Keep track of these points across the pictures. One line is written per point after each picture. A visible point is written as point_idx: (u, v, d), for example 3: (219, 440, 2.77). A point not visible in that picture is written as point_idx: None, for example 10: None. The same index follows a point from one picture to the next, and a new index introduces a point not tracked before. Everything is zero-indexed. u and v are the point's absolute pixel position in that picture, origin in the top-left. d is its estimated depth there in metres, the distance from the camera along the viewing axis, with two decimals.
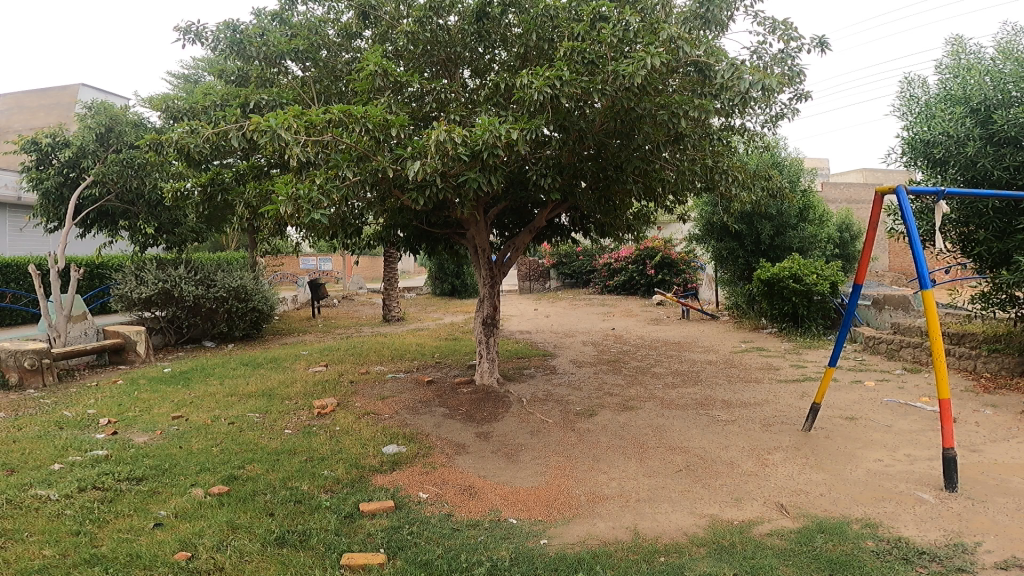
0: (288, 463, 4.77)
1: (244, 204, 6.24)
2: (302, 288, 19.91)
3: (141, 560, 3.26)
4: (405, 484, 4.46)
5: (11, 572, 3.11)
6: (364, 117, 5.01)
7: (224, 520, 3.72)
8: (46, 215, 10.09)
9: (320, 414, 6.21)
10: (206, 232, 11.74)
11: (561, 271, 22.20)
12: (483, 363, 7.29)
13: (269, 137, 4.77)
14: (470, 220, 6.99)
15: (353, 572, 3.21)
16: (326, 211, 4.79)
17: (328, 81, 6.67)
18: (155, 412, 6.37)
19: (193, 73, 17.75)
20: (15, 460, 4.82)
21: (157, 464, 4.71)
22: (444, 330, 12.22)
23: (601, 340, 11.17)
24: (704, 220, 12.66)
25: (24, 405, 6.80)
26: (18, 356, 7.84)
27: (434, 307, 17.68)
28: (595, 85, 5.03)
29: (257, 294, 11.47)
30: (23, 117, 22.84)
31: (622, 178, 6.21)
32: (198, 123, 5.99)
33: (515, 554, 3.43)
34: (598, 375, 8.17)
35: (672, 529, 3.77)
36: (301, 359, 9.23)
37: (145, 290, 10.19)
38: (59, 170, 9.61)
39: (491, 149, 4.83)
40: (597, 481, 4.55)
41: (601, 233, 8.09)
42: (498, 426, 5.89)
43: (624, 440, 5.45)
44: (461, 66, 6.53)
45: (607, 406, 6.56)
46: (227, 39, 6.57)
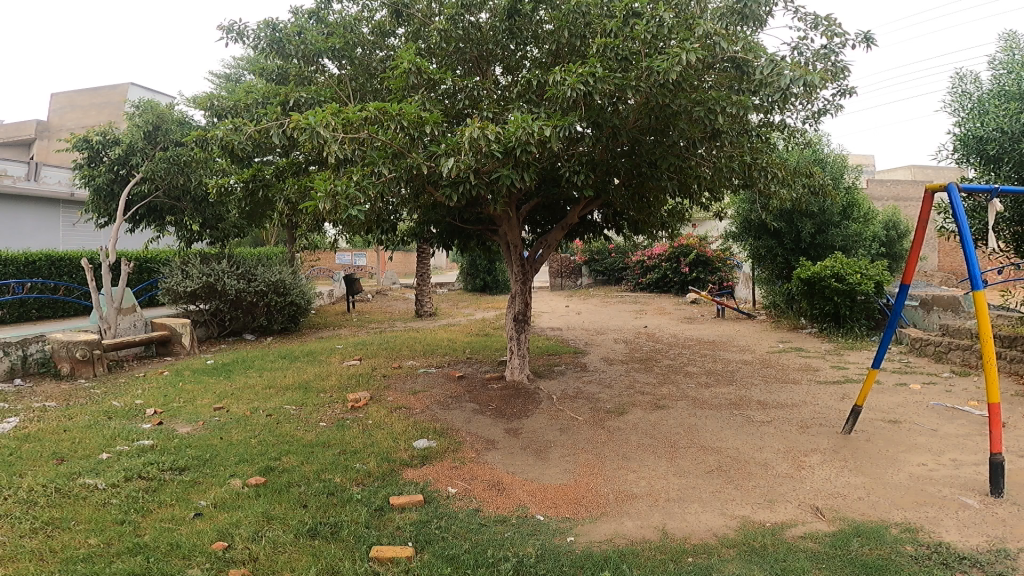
0: (322, 455, 4.85)
1: (283, 200, 6.33)
2: (339, 283, 20.20)
3: (180, 549, 3.35)
4: (434, 478, 4.51)
5: (58, 561, 3.21)
6: (399, 114, 5.05)
7: (260, 511, 3.81)
8: (98, 210, 10.40)
9: (354, 408, 6.31)
10: (247, 228, 12.00)
11: (592, 268, 22.12)
12: (514, 359, 7.29)
13: (308, 134, 4.85)
14: (503, 217, 7.01)
15: (382, 564, 3.26)
16: (362, 207, 4.86)
17: (362, 79, 6.76)
18: (198, 403, 6.55)
19: (234, 72, 18.16)
20: (66, 449, 5.01)
21: (198, 455, 4.84)
22: (475, 326, 12.27)
23: (633, 338, 11.07)
24: (742, 218, 12.45)
25: (75, 395, 7.08)
26: (70, 347, 8.18)
27: (465, 303, 17.76)
28: (629, 82, 5.03)
29: (295, 289, 11.67)
30: (77, 115, 23.77)
31: (656, 175, 6.17)
32: (242, 121, 6.14)
33: (541, 551, 3.43)
34: (630, 373, 8.10)
35: (701, 530, 3.73)
36: (335, 353, 9.37)
37: (190, 284, 10.46)
38: (110, 167, 9.92)
39: (524, 146, 4.81)
40: (625, 479, 4.53)
41: (634, 229, 8.02)
42: (528, 422, 5.90)
43: (654, 439, 5.40)
44: (493, 63, 6.51)
45: (638, 405, 6.50)
46: (268, 38, 6.70)
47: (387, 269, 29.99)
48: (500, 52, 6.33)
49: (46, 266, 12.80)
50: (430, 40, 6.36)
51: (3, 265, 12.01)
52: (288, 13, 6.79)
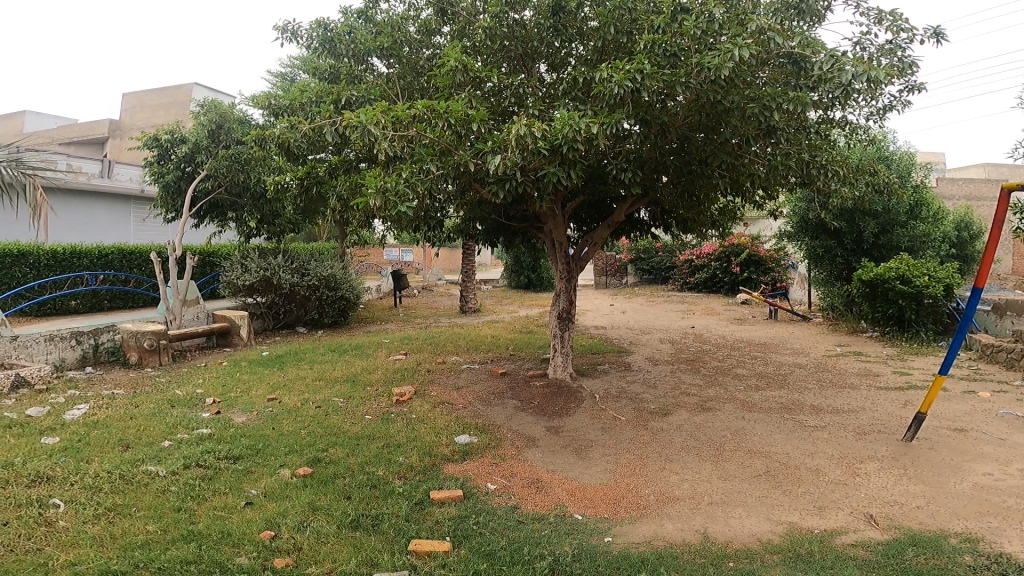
0: (366, 448, 4.95)
1: (335, 196, 6.45)
2: (387, 279, 20.52)
3: (230, 538, 3.46)
4: (474, 474, 4.54)
5: (118, 546, 3.36)
6: (446, 112, 5.09)
7: (306, 501, 3.91)
8: (166, 206, 10.84)
9: (398, 402, 6.41)
10: (302, 224, 12.32)
11: (638, 267, 21.87)
12: (557, 357, 7.27)
13: (359, 132, 4.96)
14: (548, 215, 7.00)
15: (419, 558, 3.30)
16: (411, 204, 4.93)
17: (410, 77, 6.87)
18: (253, 393, 6.77)
19: (289, 72, 18.69)
20: (131, 436, 5.25)
21: (252, 444, 5.00)
22: (519, 323, 12.28)
23: (680, 339, 10.88)
24: (799, 217, 12.11)
25: (141, 384, 7.43)
26: (138, 337, 8.58)
27: (510, 300, 17.81)
28: (678, 78, 4.93)
29: (345, 283, 11.92)
30: (146, 115, 24.93)
31: (707, 173, 6.05)
32: (297, 120, 6.31)
33: (578, 550, 3.41)
34: (676, 374, 7.97)
35: (745, 535, 3.65)
36: (382, 347, 9.53)
37: (248, 277, 10.80)
38: (177, 165, 10.32)
39: (570, 143, 4.78)
40: (668, 481, 4.47)
41: (683, 228, 7.89)
42: (569, 421, 5.87)
43: (699, 441, 5.31)
44: (538, 61, 6.49)
45: (683, 406, 6.40)
46: (319, 38, 6.86)
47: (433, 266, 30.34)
48: (545, 49, 6.30)
49: (118, 259, 13.41)
50: (475, 38, 6.38)
51: (79, 258, 12.64)
52: (338, 13, 6.95)
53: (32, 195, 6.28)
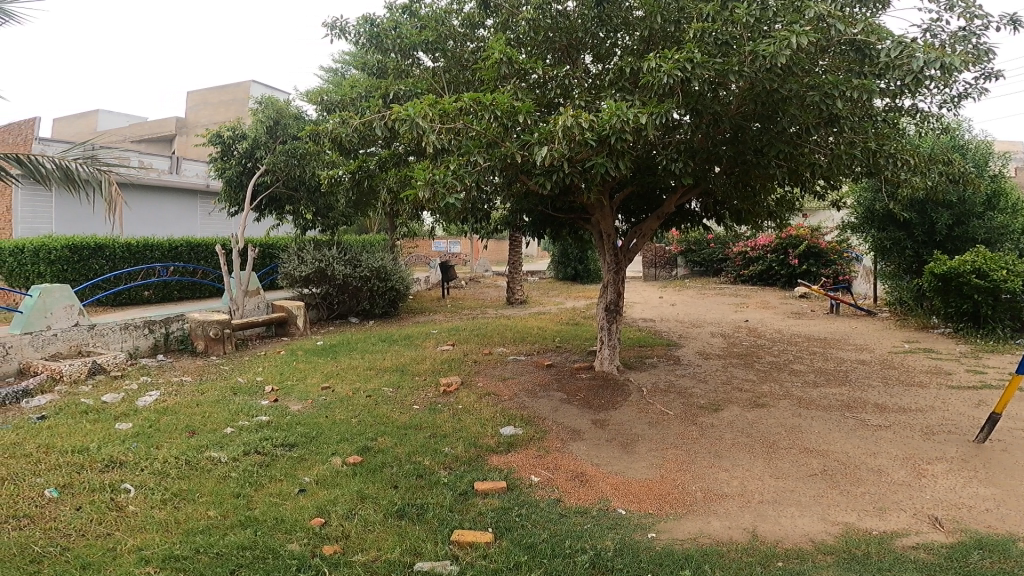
0: (414, 437, 5.02)
1: (385, 189, 6.53)
2: (436, 270, 20.74)
3: (283, 524, 3.56)
4: (518, 466, 4.54)
5: (181, 531, 3.49)
6: (492, 105, 5.09)
7: (355, 489, 4.00)
8: (229, 200, 11.21)
9: (445, 392, 6.47)
10: (354, 217, 12.55)
11: (689, 258, 21.48)
12: (604, 349, 7.20)
13: (407, 126, 5.04)
14: (595, 206, 6.93)
15: (462, 548, 3.33)
16: (459, 195, 5.02)
17: (455, 71, 6.86)
18: (308, 381, 6.97)
19: (340, 67, 19.07)
20: (197, 422, 5.48)
21: (306, 432, 5.14)
22: (566, 315, 12.23)
23: (732, 332, 10.64)
24: (865, 208, 11.65)
25: (206, 371, 7.75)
26: (205, 326, 8.92)
27: (558, 292, 17.74)
28: (731, 67, 4.80)
29: (396, 275, 12.11)
30: (209, 113, 25.91)
31: (763, 163, 5.88)
32: (349, 115, 6.41)
33: (620, 545, 3.38)
34: (728, 368, 7.81)
35: (796, 535, 3.54)
36: (430, 337, 9.65)
37: (304, 269, 11.08)
38: (239, 160, 10.68)
39: (619, 134, 4.71)
40: (717, 477, 4.37)
41: (737, 219, 7.70)
42: (616, 414, 5.82)
43: (752, 438, 5.18)
44: (583, 52, 6.39)
45: (735, 402, 6.25)
46: (366, 34, 7.05)
47: (481, 257, 30.52)
48: (589, 40, 6.21)
49: (186, 251, 13.98)
50: (519, 31, 6.33)
51: (151, 250, 13.22)
52: (383, 9, 7.06)
53: (106, 190, 5.50)
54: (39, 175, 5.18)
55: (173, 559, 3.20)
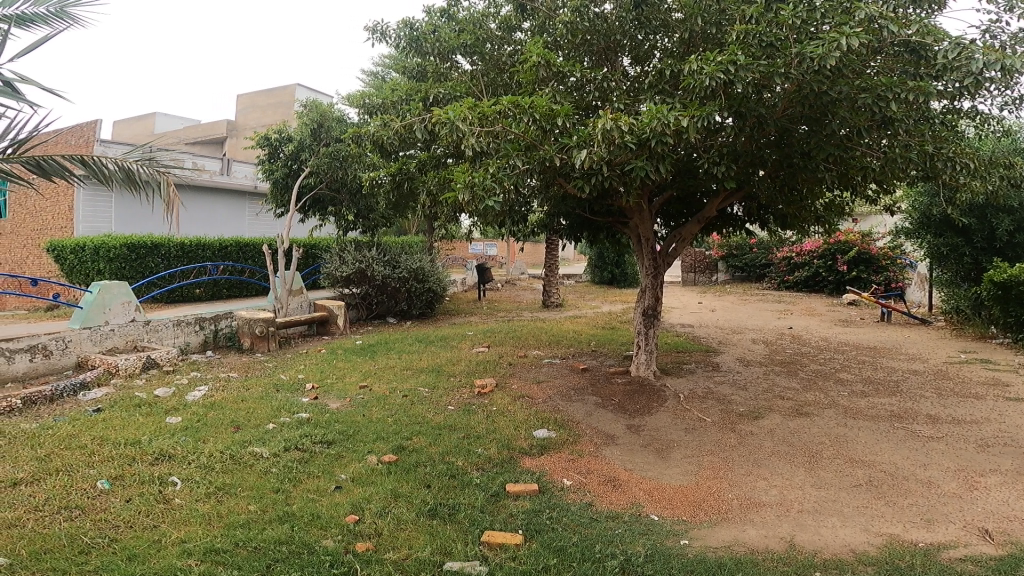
0: (447, 438, 5.05)
1: (425, 191, 6.60)
2: (473, 272, 20.86)
3: (319, 520, 3.62)
4: (551, 468, 4.53)
5: (223, 524, 3.59)
6: (531, 107, 5.11)
7: (388, 488, 4.04)
8: (276, 201, 11.48)
9: (480, 393, 6.50)
10: (394, 219, 12.71)
11: (730, 263, 21.14)
12: (640, 354, 7.14)
13: (447, 128, 5.11)
14: (634, 209, 6.87)
15: (491, 549, 3.34)
16: (498, 198, 5.04)
17: (493, 74, 6.90)
18: (347, 380, 7.09)
19: (380, 71, 19.34)
20: (241, 418, 5.62)
21: (344, 430, 5.23)
22: (602, 319, 12.16)
23: (775, 339, 10.42)
24: (920, 212, 11.26)
25: (251, 367, 7.96)
26: (251, 323, 9.19)
27: (594, 295, 17.64)
28: (776, 69, 4.72)
29: (433, 276, 12.21)
30: (257, 115, 26.56)
31: (811, 166, 5.75)
32: (390, 118, 6.49)
33: (651, 551, 3.35)
34: (770, 376, 7.65)
35: (837, 545, 3.45)
36: (466, 339, 9.70)
37: (345, 269, 11.28)
38: (285, 162, 10.90)
39: (659, 137, 4.67)
40: (755, 486, 4.29)
41: (783, 224, 7.54)
42: (651, 419, 5.76)
43: (793, 447, 5.06)
44: (621, 54, 6.34)
45: (777, 410, 6.12)
46: (407, 38, 7.14)
47: (517, 259, 30.55)
48: (627, 42, 6.16)
49: (236, 251, 14.35)
50: (557, 33, 6.31)
51: (204, 249, 13.63)
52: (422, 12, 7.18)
53: (165, 190, 5.05)
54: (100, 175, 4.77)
55: (213, 552, 3.28)
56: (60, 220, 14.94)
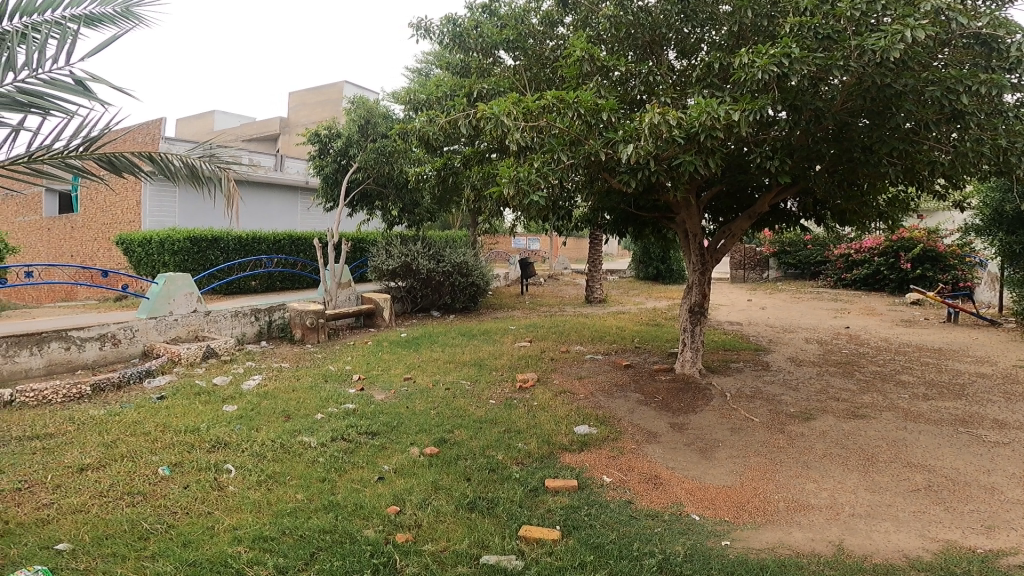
0: (489, 432, 5.08)
1: (469, 187, 6.64)
2: (516, 266, 20.89)
3: (362, 510, 3.69)
4: (591, 465, 4.51)
5: (271, 512, 3.69)
6: (576, 102, 5.07)
7: (429, 480, 4.09)
8: (325, 196, 11.70)
9: (521, 388, 6.51)
10: (439, 214, 12.83)
11: (782, 260, 20.61)
12: (686, 352, 7.03)
13: (492, 123, 5.15)
14: (681, 204, 6.76)
15: (529, 544, 3.35)
16: (542, 193, 5.06)
17: (536, 69, 6.86)
18: (392, 372, 7.20)
19: (424, 67, 19.49)
20: (291, 407, 5.77)
21: (388, 421, 5.31)
22: (647, 315, 12.02)
23: (830, 339, 10.13)
24: (990, 209, 10.74)
25: (301, 358, 8.17)
26: (302, 314, 9.42)
27: (639, 291, 17.45)
28: (835, 62, 4.58)
29: (477, 271, 12.29)
30: (307, 112, 27.14)
31: (872, 161, 5.57)
32: (435, 113, 6.55)
33: (690, 550, 3.30)
34: (823, 376, 7.44)
35: (888, 550, 3.34)
36: (509, 333, 9.72)
37: (391, 262, 11.47)
38: (334, 158, 11.04)
39: (709, 131, 4.59)
40: (804, 488, 4.18)
41: (841, 220, 7.31)
42: (696, 418, 5.67)
43: (847, 449, 4.92)
44: (666, 47, 6.19)
45: (830, 411, 5.95)
46: (449, 33, 7.45)
47: (560, 254, 30.48)
48: (674, 35, 6.02)
49: (289, 245, 14.70)
50: (600, 27, 6.22)
51: (259, 243, 14.01)
52: (464, 9, 7.44)
53: (226, 186, 4.96)
54: (166, 173, 4.69)
55: (262, 539, 3.38)
56: (128, 214, 15.56)
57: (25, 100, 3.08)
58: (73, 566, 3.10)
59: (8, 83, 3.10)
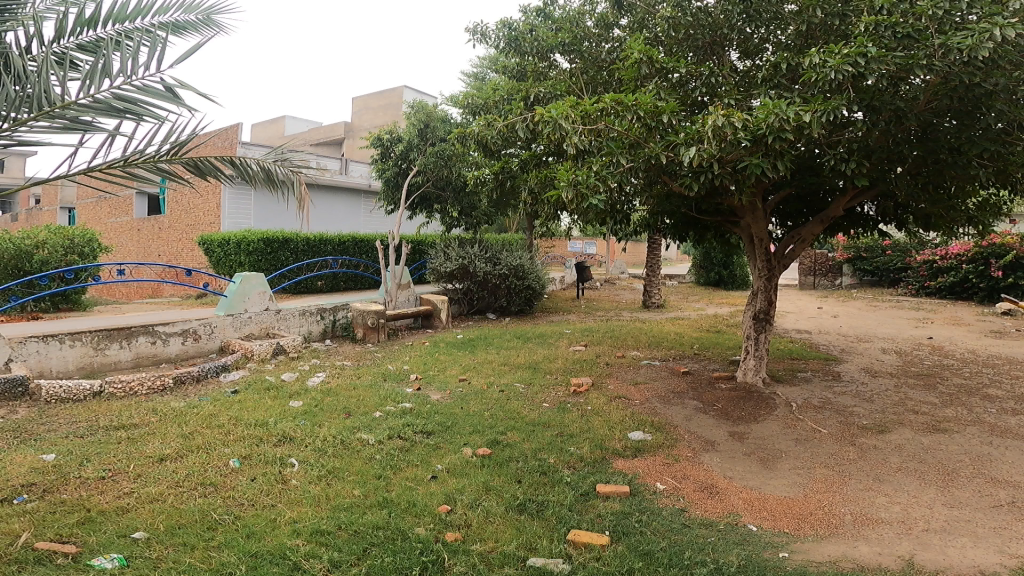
0: (542, 434, 5.08)
1: (527, 190, 6.67)
2: (573, 270, 20.82)
3: (414, 508, 3.75)
4: (644, 472, 4.45)
5: (329, 506, 3.79)
6: (635, 105, 5.02)
7: (481, 480, 4.13)
8: (387, 199, 11.95)
9: (575, 392, 6.47)
10: (496, 216, 12.92)
11: (857, 267, 19.79)
12: (749, 359, 6.85)
13: (551, 127, 5.21)
14: (746, 208, 6.58)
15: (577, 548, 3.33)
16: (601, 196, 5.08)
17: (592, 71, 6.81)
18: (448, 373, 7.28)
19: (480, 71, 19.70)
20: (351, 404, 5.92)
21: (442, 421, 5.38)
22: (707, 321, 11.79)
23: (910, 350, 9.66)
24: None
25: (362, 357, 8.37)
26: (364, 314, 9.61)
27: (699, 297, 17.11)
28: (917, 61, 4.41)
29: (533, 274, 12.32)
30: (369, 116, 27.81)
31: (960, 163, 5.29)
32: (493, 117, 6.61)
33: (745, 561, 3.21)
34: (901, 389, 7.10)
35: (963, 567, 3.18)
36: (565, 337, 9.68)
37: (448, 264, 11.58)
38: (394, 162, 11.30)
39: (777, 133, 4.47)
40: (873, 502, 4.01)
41: (925, 224, 6.95)
42: (757, 427, 5.52)
43: (924, 464, 4.69)
44: (728, 47, 6.07)
45: (907, 424, 5.68)
46: (504, 37, 7.64)
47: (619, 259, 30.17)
48: (737, 35, 5.86)
49: (353, 246, 15.07)
50: (658, 28, 6.16)
51: (326, 244, 14.42)
52: (519, 13, 7.64)
53: (298, 190, 4.99)
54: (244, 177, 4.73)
55: (319, 533, 3.47)
56: (208, 217, 16.30)
57: (121, 106, 3.16)
58: (147, 555, 3.25)
59: (105, 90, 3.18)
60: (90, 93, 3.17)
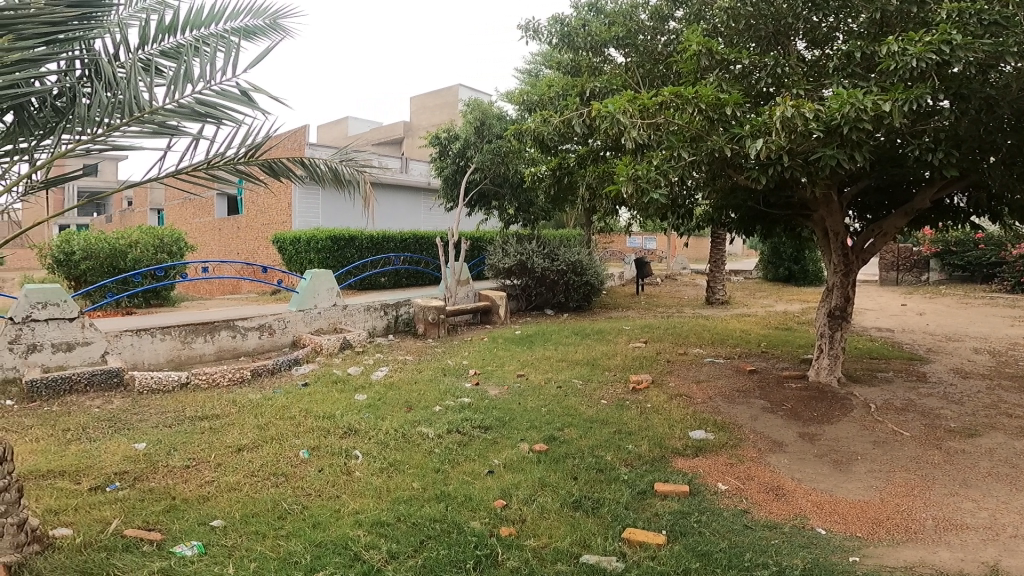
0: (599, 431, 5.06)
1: (585, 186, 6.63)
2: (633, 266, 20.58)
3: (471, 502, 3.80)
4: (706, 471, 4.36)
5: (389, 498, 3.88)
6: (696, 97, 4.89)
7: (537, 476, 4.13)
8: (446, 197, 12.09)
9: (635, 389, 6.39)
10: (555, 212, 12.90)
11: (947, 261, 18.78)
12: (822, 358, 6.63)
13: (608, 122, 5.11)
14: (820, 202, 6.35)
15: (632, 547, 3.29)
16: (662, 191, 5.00)
17: (648, 65, 6.69)
18: (507, 368, 7.33)
19: (535, 67, 19.67)
20: (412, 398, 6.03)
21: (500, 416, 5.42)
22: (774, 318, 11.44)
23: (1005, 350, 9.11)
24: None
25: (423, 352, 8.51)
26: (425, 310, 9.78)
27: (764, 293, 16.63)
28: (1008, 47, 4.24)
29: (592, 269, 12.25)
30: (427, 116, 28.17)
31: None
32: (549, 113, 6.59)
33: (810, 565, 3.11)
34: (994, 391, 6.71)
35: None
36: (624, 333, 9.58)
37: (507, 261, 11.62)
38: (452, 159, 11.43)
39: (853, 123, 4.29)
40: (959, 507, 3.82)
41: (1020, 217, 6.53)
42: (829, 428, 5.33)
43: (1016, 469, 4.44)
44: (794, 37, 5.82)
45: (999, 428, 5.37)
46: (557, 32, 7.68)
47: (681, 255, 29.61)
48: (802, 25, 5.65)
49: (414, 244, 15.32)
50: (717, 19, 6.03)
51: (389, 242, 14.70)
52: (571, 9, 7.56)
53: (363, 190, 5.09)
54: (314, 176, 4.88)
55: (379, 524, 3.55)
56: (280, 216, 16.91)
57: (202, 109, 3.32)
58: (222, 542, 3.40)
59: (188, 95, 3.33)
60: (175, 98, 3.32)
